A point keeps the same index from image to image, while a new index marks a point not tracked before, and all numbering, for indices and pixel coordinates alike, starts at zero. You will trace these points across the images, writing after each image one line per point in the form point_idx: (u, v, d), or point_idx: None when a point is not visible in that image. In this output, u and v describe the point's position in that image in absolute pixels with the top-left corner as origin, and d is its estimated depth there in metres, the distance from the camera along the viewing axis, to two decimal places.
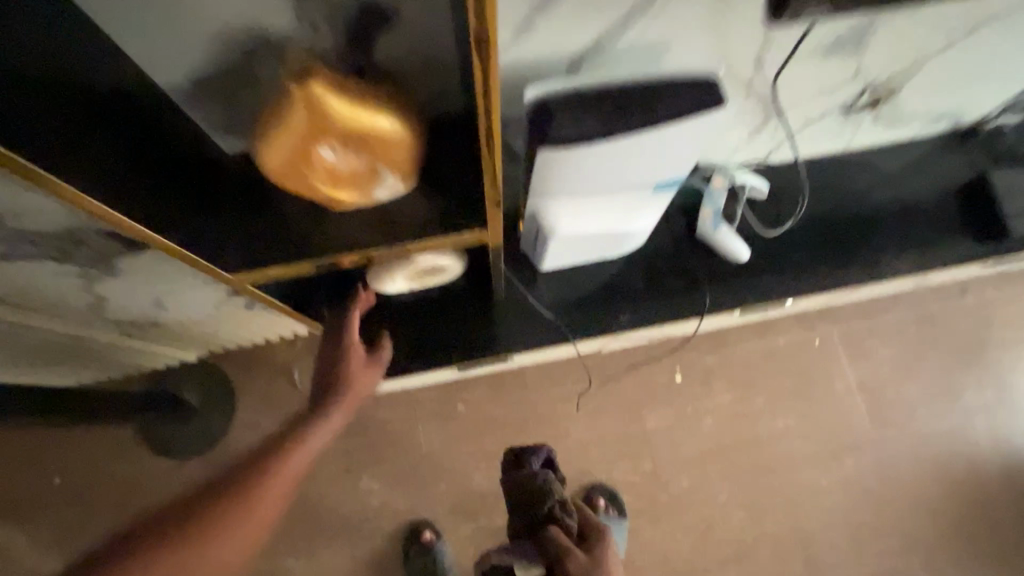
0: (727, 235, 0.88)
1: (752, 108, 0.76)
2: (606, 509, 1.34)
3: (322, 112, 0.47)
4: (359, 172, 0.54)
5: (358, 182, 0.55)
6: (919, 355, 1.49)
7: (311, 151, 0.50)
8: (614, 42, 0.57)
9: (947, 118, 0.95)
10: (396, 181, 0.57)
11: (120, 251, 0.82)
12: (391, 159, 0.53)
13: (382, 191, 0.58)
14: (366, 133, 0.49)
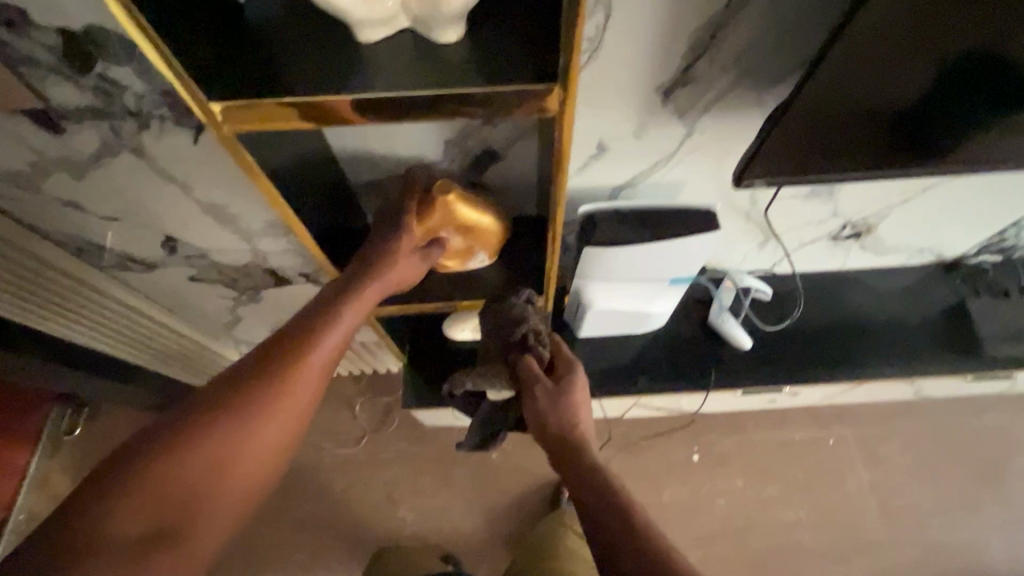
0: (733, 326, 1.09)
1: (752, 229, 0.99)
2: None
3: (450, 211, 0.74)
4: (462, 248, 0.80)
5: (460, 255, 0.82)
6: (936, 469, 1.56)
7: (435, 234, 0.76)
8: (644, 181, 0.83)
9: (930, 251, 1.14)
10: (484, 255, 0.83)
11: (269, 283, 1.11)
12: (485, 242, 0.80)
13: (474, 261, 0.84)
14: (474, 225, 0.76)
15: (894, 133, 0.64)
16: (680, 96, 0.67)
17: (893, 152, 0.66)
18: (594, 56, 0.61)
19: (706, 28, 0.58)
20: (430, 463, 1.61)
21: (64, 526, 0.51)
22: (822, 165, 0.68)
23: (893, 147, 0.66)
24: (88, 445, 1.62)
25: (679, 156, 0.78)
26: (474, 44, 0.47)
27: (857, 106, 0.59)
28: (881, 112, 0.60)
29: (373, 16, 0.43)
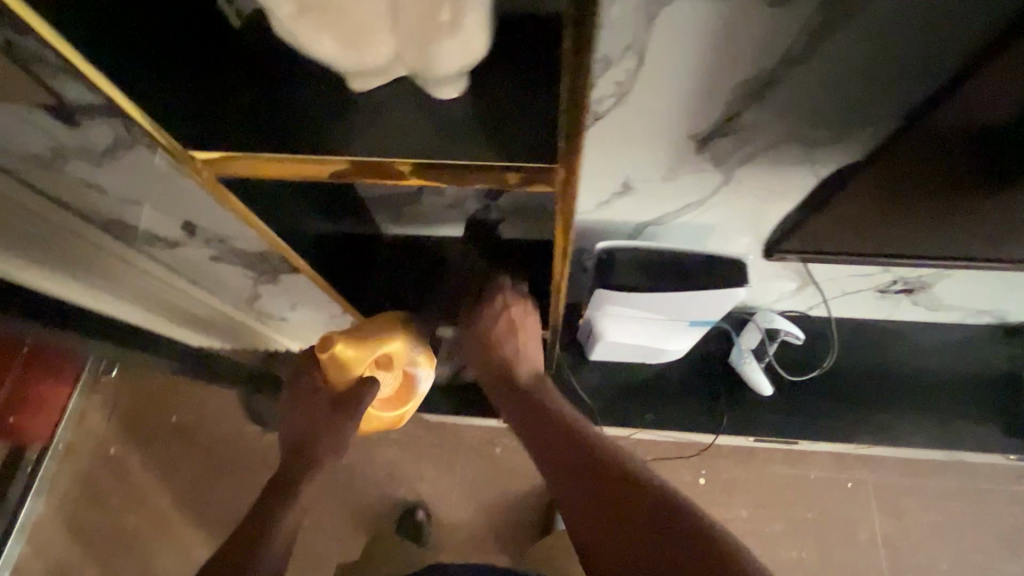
0: (754, 371, 1.02)
1: (789, 273, 0.91)
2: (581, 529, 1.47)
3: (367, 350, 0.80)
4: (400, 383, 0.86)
5: (403, 390, 0.87)
6: (958, 529, 1.47)
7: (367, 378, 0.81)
8: (671, 220, 0.76)
9: (991, 314, 1.03)
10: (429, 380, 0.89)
11: (284, 269, 1.11)
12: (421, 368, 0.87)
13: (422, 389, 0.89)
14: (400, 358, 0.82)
15: (980, 212, 0.54)
16: (719, 145, 0.60)
17: (968, 228, 0.56)
18: (622, 100, 0.54)
19: (755, 81, 0.51)
20: None
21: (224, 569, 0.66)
22: (878, 234, 0.59)
23: (968, 227, 0.56)
24: (120, 389, 1.67)
25: (713, 200, 0.71)
26: (477, 98, 0.43)
27: (932, 182, 0.50)
28: (962, 193, 0.51)
29: (365, 69, 0.39)
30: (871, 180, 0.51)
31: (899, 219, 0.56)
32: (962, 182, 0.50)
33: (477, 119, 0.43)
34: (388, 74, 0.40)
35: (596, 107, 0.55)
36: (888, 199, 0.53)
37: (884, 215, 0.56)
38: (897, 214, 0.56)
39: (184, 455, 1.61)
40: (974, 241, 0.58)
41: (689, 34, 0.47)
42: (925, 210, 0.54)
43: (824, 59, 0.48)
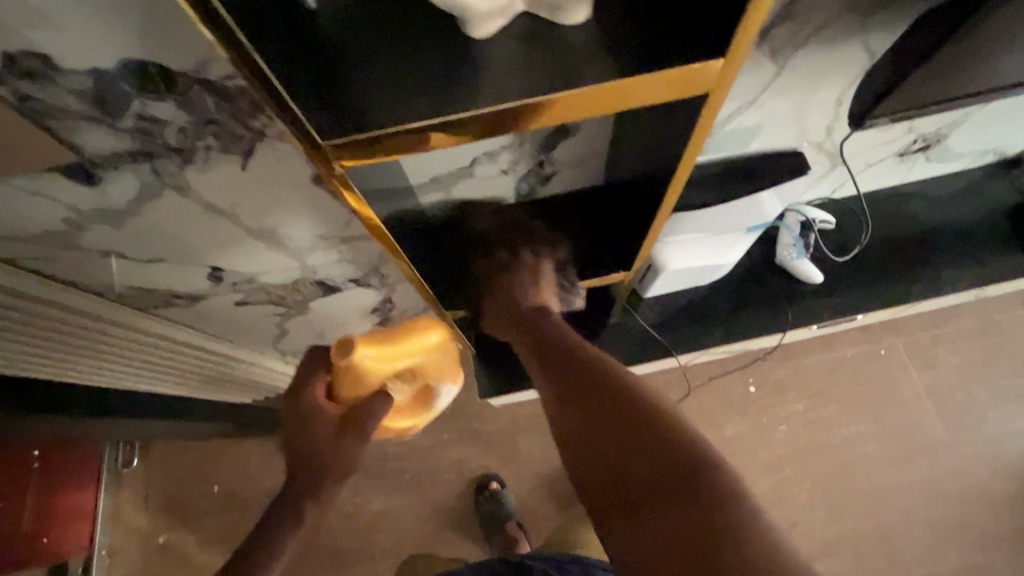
0: (804, 263, 1.06)
1: (823, 159, 0.93)
2: None
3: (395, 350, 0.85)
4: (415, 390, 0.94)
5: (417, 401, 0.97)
6: (985, 362, 1.59)
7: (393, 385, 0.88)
8: (721, 130, 0.77)
9: (993, 152, 1.09)
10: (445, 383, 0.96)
11: (317, 293, 1.05)
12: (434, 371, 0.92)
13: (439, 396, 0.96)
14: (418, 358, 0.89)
15: None
16: (778, 34, 0.60)
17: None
18: None
19: None
20: (494, 436, 1.64)
21: None
22: (944, 82, 0.61)
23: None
24: (149, 474, 1.56)
25: (765, 97, 0.71)
26: (597, 21, 0.41)
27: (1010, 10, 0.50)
28: None
29: (498, 3, 0.37)
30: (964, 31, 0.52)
31: (979, 58, 0.58)
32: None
33: (605, 30, 0.41)
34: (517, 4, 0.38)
35: None
36: (976, 42, 0.54)
37: (965, 59, 0.57)
38: (980, 53, 0.57)
39: (245, 518, 1.52)
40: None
41: None
42: (1011, 41, 0.56)
43: None
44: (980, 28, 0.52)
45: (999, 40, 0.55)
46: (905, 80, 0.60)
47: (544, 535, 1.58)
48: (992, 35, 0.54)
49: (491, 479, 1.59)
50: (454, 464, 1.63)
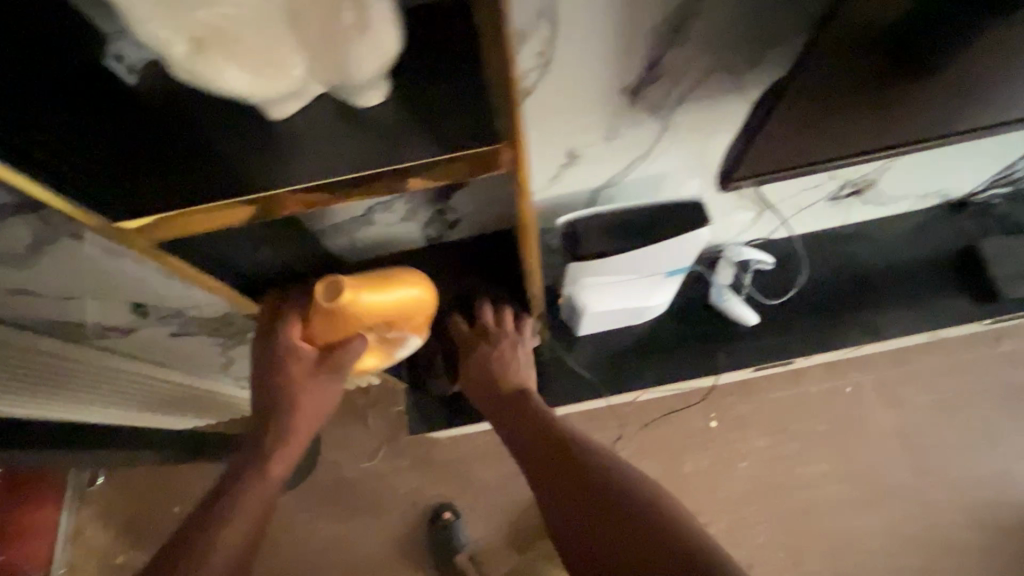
0: (736, 304, 1.04)
1: (746, 203, 0.93)
2: None
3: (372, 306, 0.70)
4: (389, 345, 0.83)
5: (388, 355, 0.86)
6: (954, 402, 1.55)
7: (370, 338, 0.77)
8: (622, 179, 0.77)
9: (934, 196, 1.08)
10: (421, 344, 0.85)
11: (251, 325, 1.06)
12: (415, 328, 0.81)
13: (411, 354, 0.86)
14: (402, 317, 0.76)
15: (907, 85, 0.54)
16: (651, 93, 0.60)
17: (893, 107, 0.58)
18: (547, 71, 0.54)
19: (670, 21, 0.51)
20: (450, 465, 1.62)
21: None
22: (814, 138, 0.61)
23: (892, 107, 0.58)
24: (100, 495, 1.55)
25: (659, 149, 0.72)
26: (406, 101, 0.43)
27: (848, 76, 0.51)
28: (878, 85, 0.53)
29: (287, 89, 0.38)
30: (809, 97, 0.52)
31: (839, 122, 0.58)
32: (903, 73, 0.51)
33: (408, 111, 0.43)
34: (314, 89, 0.39)
35: (525, 82, 0.55)
36: (828, 107, 0.55)
37: (825, 122, 0.58)
38: (838, 117, 0.58)
39: None
40: (910, 122, 0.61)
41: None
42: (867, 106, 0.56)
43: None
44: (824, 97, 0.53)
45: (853, 106, 0.56)
46: (771, 141, 0.60)
47: (496, 568, 1.56)
48: (842, 102, 0.55)
49: (444, 509, 1.57)
50: (408, 492, 1.61)
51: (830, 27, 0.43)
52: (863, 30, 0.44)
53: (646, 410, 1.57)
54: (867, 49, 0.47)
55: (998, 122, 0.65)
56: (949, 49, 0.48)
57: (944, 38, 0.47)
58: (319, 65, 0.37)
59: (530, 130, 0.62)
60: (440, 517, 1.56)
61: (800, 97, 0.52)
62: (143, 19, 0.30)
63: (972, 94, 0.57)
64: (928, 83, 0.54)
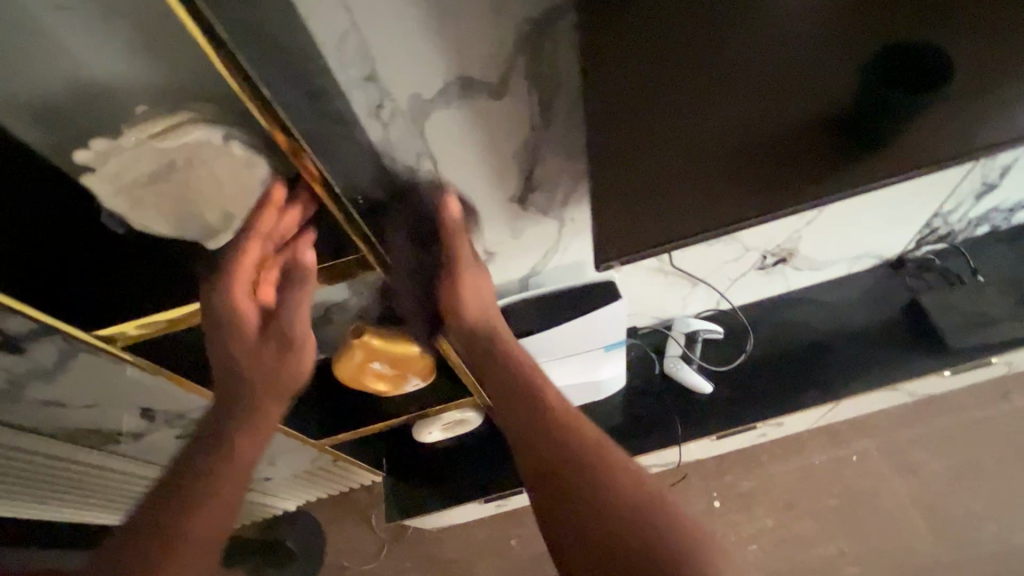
0: (689, 373, 1.11)
1: (674, 278, 1.04)
2: None
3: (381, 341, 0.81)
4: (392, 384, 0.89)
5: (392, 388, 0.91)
6: (973, 466, 1.45)
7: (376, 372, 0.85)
8: (544, 267, 0.90)
9: (868, 256, 1.15)
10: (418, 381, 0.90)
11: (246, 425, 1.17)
12: (415, 370, 0.87)
13: (410, 387, 0.91)
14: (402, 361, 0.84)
15: (759, 160, 0.67)
16: (535, 198, 0.74)
17: (761, 182, 0.70)
18: (440, 190, 0.69)
19: (526, 146, 0.66)
20: (452, 563, 1.59)
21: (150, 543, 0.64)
22: (703, 214, 0.72)
23: (760, 181, 0.70)
24: None
25: (565, 242, 0.85)
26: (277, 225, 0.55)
27: (697, 160, 0.64)
28: (730, 162, 0.66)
29: (208, 227, 0.55)
30: (635, 172, 0.63)
31: (679, 197, 0.68)
32: (707, 146, 0.62)
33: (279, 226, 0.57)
34: (229, 228, 0.56)
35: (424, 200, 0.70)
36: (659, 183, 0.65)
37: (667, 196, 0.67)
38: (677, 191, 0.67)
39: None
40: (752, 193, 0.71)
41: (455, 132, 0.62)
42: (696, 179, 0.66)
43: (563, 114, 0.62)
44: (650, 173, 0.63)
45: (680, 181, 0.66)
46: (647, 217, 0.70)
47: None
48: (684, 176, 0.66)
49: None
50: None
51: (630, 111, 0.56)
52: (647, 109, 0.56)
53: None
54: (659, 127, 0.58)
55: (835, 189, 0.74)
56: (732, 123, 0.60)
57: (719, 115, 0.59)
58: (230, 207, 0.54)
59: None
60: None
61: (629, 172, 0.63)
62: (101, 190, 0.48)
63: (801, 164, 0.69)
64: (740, 157, 0.65)
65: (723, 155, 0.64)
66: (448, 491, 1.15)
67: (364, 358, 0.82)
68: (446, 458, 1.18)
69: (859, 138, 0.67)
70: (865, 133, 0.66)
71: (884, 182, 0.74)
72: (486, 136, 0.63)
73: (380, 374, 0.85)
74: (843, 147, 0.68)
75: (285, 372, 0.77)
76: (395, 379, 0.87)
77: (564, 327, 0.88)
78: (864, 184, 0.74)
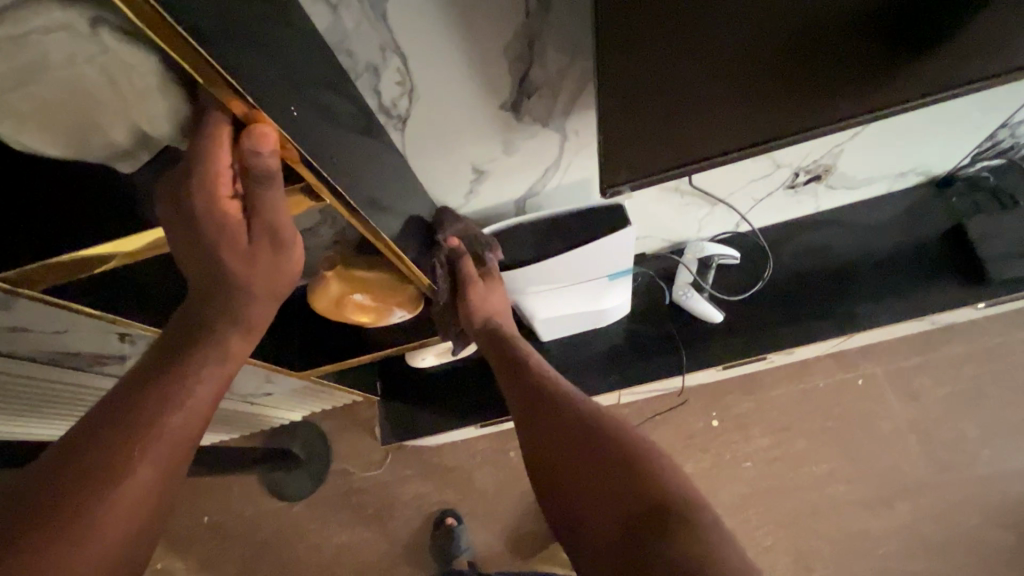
0: (699, 302, 1.04)
1: (691, 199, 0.92)
2: None
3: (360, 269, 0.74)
4: (375, 317, 0.82)
5: (375, 322, 0.84)
6: (980, 392, 1.41)
7: (356, 306, 0.78)
8: (544, 188, 0.78)
9: (914, 174, 1.02)
10: (403, 310, 0.84)
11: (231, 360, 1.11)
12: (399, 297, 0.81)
13: (393, 317, 0.85)
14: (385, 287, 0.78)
15: (845, 57, 0.51)
16: (532, 107, 0.61)
17: (839, 88, 0.54)
18: (414, 97, 0.58)
19: (518, 38, 0.52)
20: (451, 470, 1.58)
21: (51, 518, 0.43)
22: (752, 131, 0.57)
23: (837, 88, 0.54)
24: None
25: (567, 159, 0.73)
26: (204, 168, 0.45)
27: (765, 53, 0.49)
28: (805, 59, 0.50)
29: (120, 151, 0.44)
30: (642, 80, 0.49)
31: (698, 113, 0.54)
32: (738, 44, 0.47)
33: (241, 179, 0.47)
34: (152, 148, 0.46)
35: (396, 109, 0.59)
36: (672, 95, 0.51)
37: (683, 112, 0.53)
38: (695, 106, 0.53)
39: (225, 553, 1.56)
40: (822, 103, 0.56)
41: (427, 19, 0.49)
42: (722, 90, 0.52)
43: None
44: (662, 82, 0.49)
45: (700, 91, 0.51)
46: (686, 129, 0.55)
47: None
48: (745, 73, 0.50)
49: (447, 515, 1.54)
50: (411, 498, 1.58)
51: None
52: None
53: (644, 409, 1.50)
54: (677, 16, 0.43)
55: (906, 101, 0.57)
56: (771, 15, 0.45)
57: (759, 2, 0.44)
58: (143, 123, 0.42)
59: (415, 152, 0.67)
60: (444, 521, 1.53)
61: (656, 69, 0.48)
62: None
63: (900, 64, 0.53)
64: (824, 49, 0.50)
65: (759, 59, 0.49)
66: (443, 415, 1.13)
67: (341, 290, 0.75)
68: (440, 383, 1.14)
69: (944, 31, 0.50)
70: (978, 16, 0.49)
71: (968, 92, 0.56)
72: (466, 24, 0.50)
73: (361, 307, 0.79)
74: (946, 37, 0.51)
75: (255, 309, 0.58)
76: (379, 309, 0.81)
77: (566, 257, 0.79)
78: (940, 96, 0.57)
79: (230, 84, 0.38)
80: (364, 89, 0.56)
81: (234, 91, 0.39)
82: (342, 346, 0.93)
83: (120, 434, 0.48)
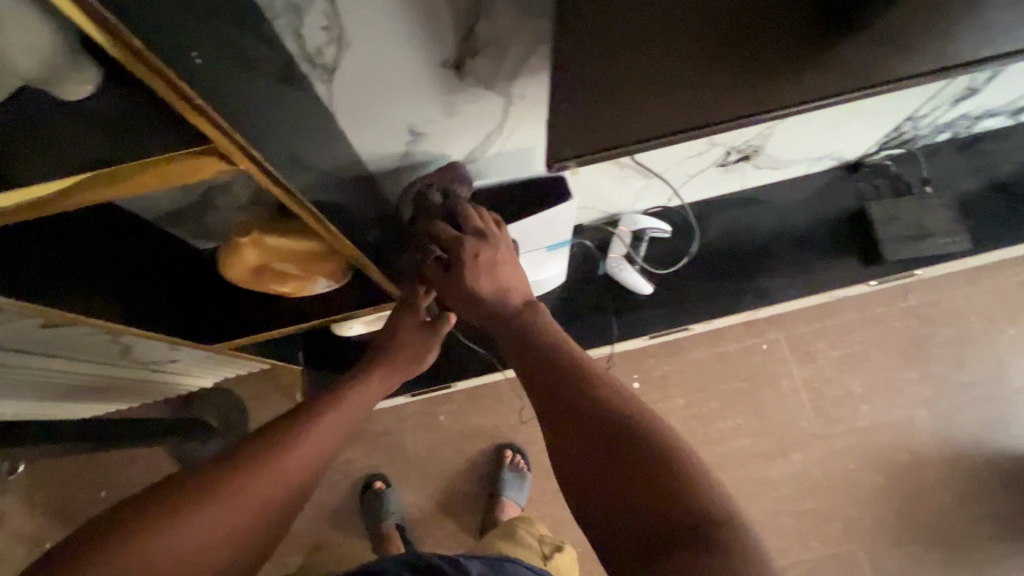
0: (630, 273, 1.06)
1: (628, 172, 0.92)
2: (513, 461, 1.52)
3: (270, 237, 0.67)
4: (299, 286, 0.76)
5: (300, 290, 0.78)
6: (863, 356, 1.58)
7: (273, 274, 0.72)
8: (484, 154, 0.75)
9: (829, 158, 1.08)
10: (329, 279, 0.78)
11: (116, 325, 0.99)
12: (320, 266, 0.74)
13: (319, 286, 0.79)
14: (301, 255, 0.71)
15: (796, 40, 0.50)
16: (476, 67, 0.57)
17: (785, 72, 0.54)
18: (343, 46, 0.51)
19: None
20: (380, 435, 1.56)
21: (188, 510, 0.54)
22: (701, 111, 0.56)
23: (784, 73, 0.54)
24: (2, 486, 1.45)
25: (511, 127, 0.69)
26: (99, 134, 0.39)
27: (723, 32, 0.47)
28: (758, 41, 0.49)
29: None
30: (604, 47, 0.45)
31: (648, 93, 0.52)
32: (697, 23, 0.46)
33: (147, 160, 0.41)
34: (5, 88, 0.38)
35: (322, 59, 0.52)
36: (632, 67, 0.48)
37: (639, 85, 0.51)
38: (652, 79, 0.51)
39: None
40: (768, 86, 0.55)
41: None
42: (675, 70, 0.50)
43: None
44: (622, 56, 0.47)
45: (656, 67, 0.49)
46: (639, 106, 0.54)
47: (427, 538, 1.52)
48: (701, 51, 0.49)
49: (376, 479, 1.52)
50: (339, 463, 1.54)
51: None
52: None
53: None
54: None
55: (860, 86, 0.57)
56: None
57: None
58: (4, 58, 0.34)
59: (344, 108, 0.61)
60: (373, 485, 1.51)
61: (611, 42, 0.45)
62: None
63: (843, 53, 0.53)
64: (778, 32, 0.49)
65: (716, 40, 0.48)
66: None
67: (254, 258, 0.68)
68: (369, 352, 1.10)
69: (887, 28, 0.51)
70: (921, 14, 0.50)
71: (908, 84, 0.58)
72: None
73: (279, 275, 0.72)
74: (888, 31, 0.51)
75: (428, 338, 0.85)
76: (299, 279, 0.74)
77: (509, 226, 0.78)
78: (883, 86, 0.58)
79: (134, 43, 0.32)
80: (283, 31, 0.49)
81: (140, 51, 0.33)
82: (261, 316, 0.86)
83: (254, 452, 0.60)
